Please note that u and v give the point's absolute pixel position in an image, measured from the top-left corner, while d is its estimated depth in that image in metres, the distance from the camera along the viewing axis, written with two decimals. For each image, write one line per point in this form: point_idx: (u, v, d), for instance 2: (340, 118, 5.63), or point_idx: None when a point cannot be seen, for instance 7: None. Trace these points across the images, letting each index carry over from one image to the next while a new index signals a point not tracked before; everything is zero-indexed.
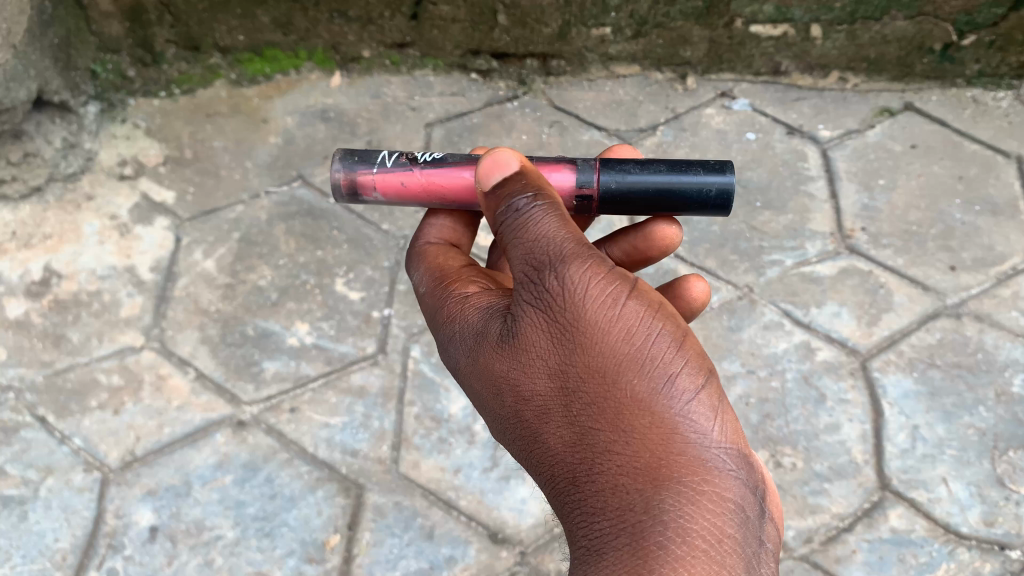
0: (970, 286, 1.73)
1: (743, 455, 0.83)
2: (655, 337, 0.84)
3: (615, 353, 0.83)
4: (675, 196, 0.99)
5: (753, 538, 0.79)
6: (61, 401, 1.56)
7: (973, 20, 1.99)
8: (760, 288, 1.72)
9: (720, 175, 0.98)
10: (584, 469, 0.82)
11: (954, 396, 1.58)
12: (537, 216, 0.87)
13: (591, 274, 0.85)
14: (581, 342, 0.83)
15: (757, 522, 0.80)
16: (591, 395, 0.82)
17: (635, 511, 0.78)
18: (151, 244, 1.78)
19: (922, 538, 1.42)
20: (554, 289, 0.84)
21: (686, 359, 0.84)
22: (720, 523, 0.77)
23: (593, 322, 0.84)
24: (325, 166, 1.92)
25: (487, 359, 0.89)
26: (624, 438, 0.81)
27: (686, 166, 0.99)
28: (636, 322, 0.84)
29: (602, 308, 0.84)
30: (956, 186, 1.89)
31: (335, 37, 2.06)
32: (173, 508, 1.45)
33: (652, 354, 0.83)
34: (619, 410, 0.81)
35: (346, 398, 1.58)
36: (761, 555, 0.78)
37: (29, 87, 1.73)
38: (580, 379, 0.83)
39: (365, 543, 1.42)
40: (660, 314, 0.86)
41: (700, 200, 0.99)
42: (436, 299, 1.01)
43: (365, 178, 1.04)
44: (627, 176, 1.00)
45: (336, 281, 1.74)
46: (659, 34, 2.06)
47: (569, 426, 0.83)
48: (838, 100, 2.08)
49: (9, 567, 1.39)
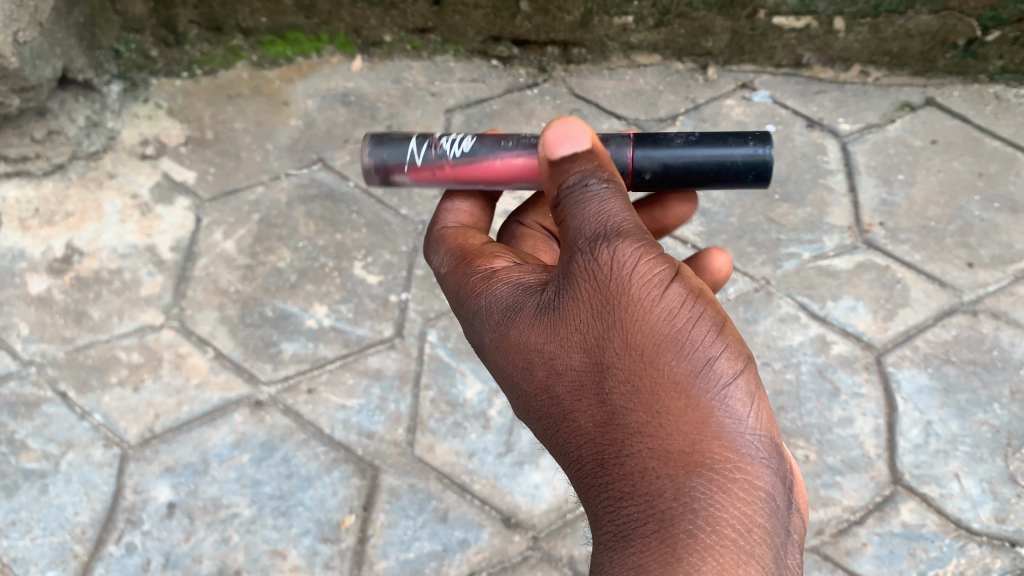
0: (987, 284, 1.72)
1: (775, 444, 0.82)
2: (697, 319, 0.84)
3: (656, 332, 0.83)
4: (714, 176, 0.96)
5: (782, 529, 0.78)
6: (82, 377, 1.58)
7: (998, 15, 1.97)
8: (777, 281, 1.73)
9: (758, 152, 0.94)
10: (614, 452, 0.82)
11: (969, 392, 1.58)
12: (603, 196, 0.90)
13: (641, 253, 0.86)
14: (622, 321, 0.84)
15: (787, 512, 0.80)
16: (627, 372, 0.83)
17: (664, 497, 0.78)
18: (172, 223, 1.79)
19: (933, 533, 1.43)
20: (602, 267, 0.86)
21: (726, 343, 0.84)
22: (751, 511, 0.77)
23: (636, 301, 0.84)
24: (345, 150, 1.93)
25: (524, 335, 0.91)
26: (658, 419, 0.81)
27: (724, 141, 0.95)
28: (680, 305, 0.84)
29: (647, 288, 0.84)
30: (976, 183, 1.89)
31: (358, 21, 2.06)
32: (191, 485, 1.47)
33: (694, 336, 0.83)
34: (655, 389, 0.81)
35: (363, 380, 1.60)
36: (787, 546, 0.79)
37: (54, 66, 1.75)
38: (619, 358, 0.83)
39: (380, 524, 1.44)
40: (702, 298, 0.86)
41: (739, 177, 0.95)
42: (462, 272, 1.02)
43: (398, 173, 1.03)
44: (661, 156, 0.97)
45: (354, 264, 1.75)
46: (681, 24, 2.06)
47: (601, 405, 0.84)
48: (859, 93, 2.07)
49: (29, 539, 1.42)
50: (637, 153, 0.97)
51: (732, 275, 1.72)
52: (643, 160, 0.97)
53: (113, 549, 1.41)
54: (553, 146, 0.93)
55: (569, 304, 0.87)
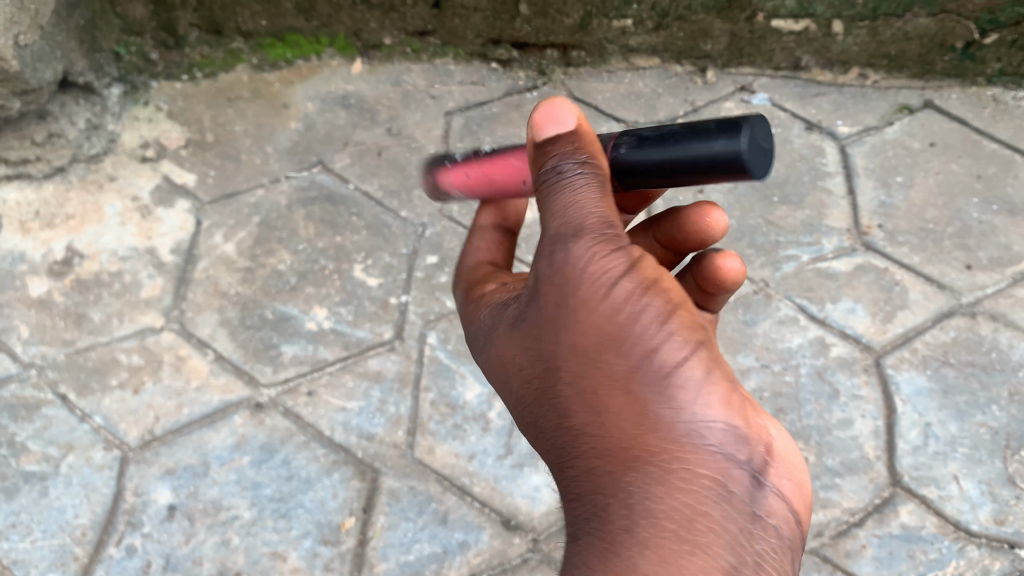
0: (986, 285, 1.73)
1: (731, 432, 0.80)
2: (640, 313, 0.84)
3: (594, 329, 0.85)
4: (675, 166, 0.82)
5: (733, 518, 0.76)
6: (82, 379, 1.58)
7: (995, 18, 1.98)
8: (776, 283, 1.73)
9: (721, 147, 0.77)
10: (566, 454, 0.87)
11: (968, 394, 1.59)
12: (578, 184, 0.87)
13: (586, 243, 0.86)
14: (563, 322, 0.87)
15: (751, 500, 0.78)
16: (572, 376, 0.86)
17: (605, 493, 0.82)
18: (172, 226, 1.79)
19: (932, 535, 1.44)
20: (548, 267, 0.88)
21: (670, 330, 0.83)
22: (688, 501, 0.77)
23: (577, 300, 0.86)
24: (345, 153, 1.94)
25: (494, 344, 0.97)
26: (601, 420, 0.84)
27: (692, 134, 0.80)
28: (618, 298, 0.85)
29: (586, 285, 0.86)
30: (974, 185, 1.89)
31: (357, 24, 2.07)
32: (191, 487, 1.48)
33: (632, 329, 0.84)
34: (598, 391, 0.84)
35: (363, 382, 1.60)
36: (751, 533, 0.76)
37: (55, 69, 1.75)
38: (562, 359, 0.87)
39: (380, 526, 1.44)
40: (650, 288, 0.86)
41: (711, 176, 0.80)
42: (465, 300, 1.10)
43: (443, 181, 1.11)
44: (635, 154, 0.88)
45: (354, 266, 1.75)
46: (680, 27, 2.06)
47: (556, 409, 0.88)
48: (857, 96, 2.07)
49: (30, 542, 1.42)
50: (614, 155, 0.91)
51: None
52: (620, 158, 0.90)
53: (113, 551, 1.41)
54: (540, 128, 0.91)
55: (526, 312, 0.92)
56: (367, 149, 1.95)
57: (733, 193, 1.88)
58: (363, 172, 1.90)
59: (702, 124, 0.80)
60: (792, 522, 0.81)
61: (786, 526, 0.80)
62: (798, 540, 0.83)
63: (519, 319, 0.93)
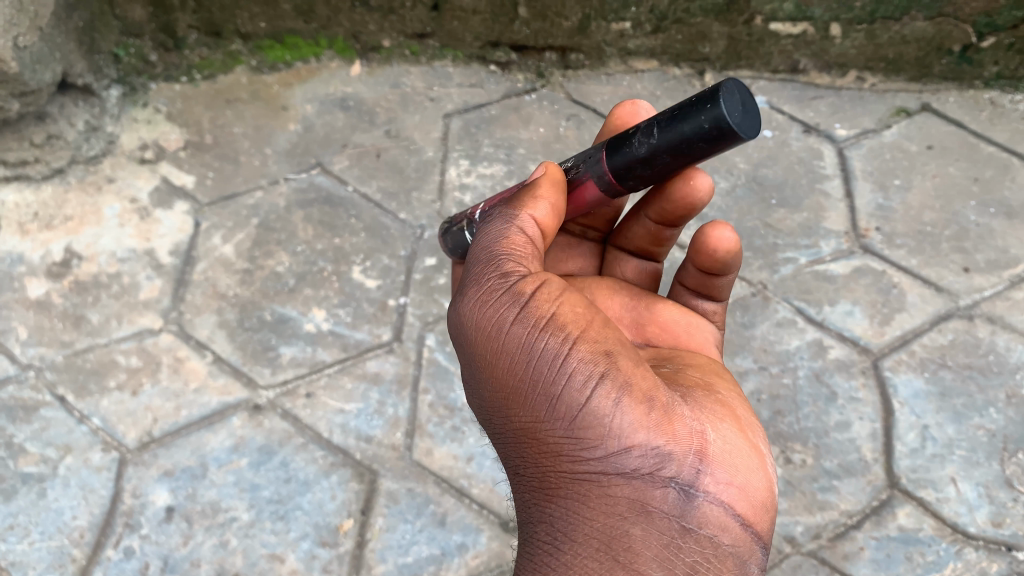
0: (983, 288, 1.73)
1: (642, 457, 0.91)
2: (544, 362, 0.95)
3: (505, 382, 0.98)
4: (684, 143, 0.91)
5: (653, 535, 0.90)
6: (80, 381, 1.58)
7: (993, 22, 1.98)
8: (774, 286, 1.73)
9: (703, 112, 0.88)
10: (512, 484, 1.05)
11: (965, 397, 1.59)
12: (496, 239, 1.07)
13: (495, 304, 1.00)
14: (483, 378, 1.01)
15: (674, 514, 0.91)
16: (504, 424, 1.00)
17: (536, 523, 0.98)
18: (170, 227, 1.79)
19: (930, 537, 1.44)
20: (468, 329, 1.02)
21: (569, 371, 0.94)
22: (605, 526, 0.92)
23: (491, 357, 0.99)
24: (344, 155, 1.94)
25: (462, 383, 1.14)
26: (531, 460, 0.98)
27: (675, 116, 0.91)
28: (519, 349, 0.97)
29: (494, 343, 0.99)
30: (971, 188, 1.90)
31: (356, 26, 2.07)
32: (189, 489, 1.48)
33: (539, 376, 0.95)
34: (522, 435, 0.98)
35: (361, 384, 1.60)
36: (674, 545, 0.90)
37: (54, 70, 1.75)
38: (489, 410, 1.02)
39: (378, 528, 1.44)
40: (547, 328, 0.96)
41: (709, 141, 0.89)
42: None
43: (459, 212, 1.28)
44: (630, 156, 0.98)
45: (353, 268, 1.75)
46: (678, 29, 2.07)
47: (503, 449, 1.03)
48: (855, 99, 2.08)
49: (28, 544, 1.42)
50: (608, 164, 1.02)
51: None
52: (614, 165, 1.01)
53: (111, 553, 1.41)
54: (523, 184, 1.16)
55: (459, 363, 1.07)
56: (366, 151, 1.95)
57: (731, 195, 1.88)
58: (362, 174, 1.91)
59: (682, 110, 0.90)
60: (728, 526, 0.91)
61: (721, 529, 0.91)
62: (753, 536, 0.93)
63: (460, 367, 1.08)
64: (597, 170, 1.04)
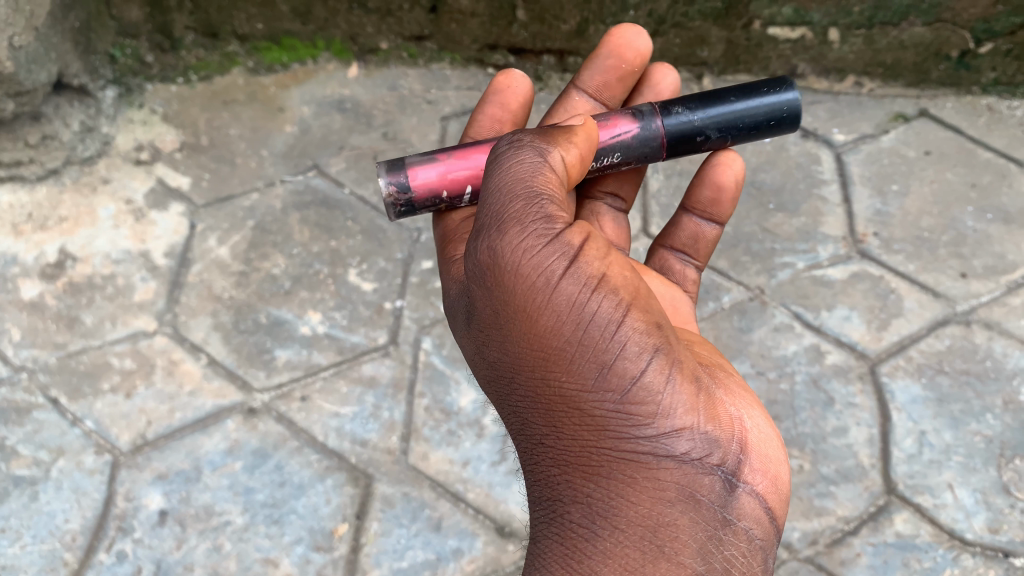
0: (981, 294, 1.73)
1: (692, 437, 0.95)
2: (596, 324, 0.94)
3: (547, 343, 0.95)
4: (756, 117, 1.17)
5: (697, 522, 0.93)
6: (74, 383, 1.57)
7: (991, 28, 1.99)
8: (771, 290, 1.73)
9: (783, 97, 1.17)
10: (529, 457, 1.02)
11: (963, 403, 1.59)
12: (525, 176, 1.00)
13: (539, 254, 0.96)
14: (517, 333, 0.97)
15: (718, 504, 0.94)
16: (533, 384, 0.98)
17: (564, 501, 0.98)
18: (166, 229, 1.78)
19: (927, 543, 1.43)
20: (502, 275, 0.96)
21: (624, 342, 0.94)
22: (651, 511, 0.93)
23: (530, 311, 0.95)
24: (340, 157, 1.93)
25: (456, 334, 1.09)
26: (562, 429, 0.98)
27: (753, 95, 1.17)
28: (571, 308, 0.94)
29: (538, 295, 0.95)
30: (969, 194, 1.90)
31: (354, 28, 2.06)
32: (183, 492, 1.46)
33: (590, 342, 0.94)
34: (557, 399, 0.97)
35: (357, 387, 1.59)
36: (717, 537, 0.93)
37: (50, 70, 1.75)
38: (520, 372, 0.98)
39: (374, 533, 1.44)
40: (600, 289, 0.95)
41: (777, 124, 1.18)
42: (441, 226, 1.24)
43: (422, 181, 1.16)
44: (696, 119, 1.18)
45: (349, 271, 1.74)
46: (676, 33, 2.05)
47: (521, 409, 1.01)
48: (853, 104, 2.08)
49: (19, 547, 1.41)
50: (668, 124, 1.19)
51: (726, 284, 1.72)
52: (675, 126, 1.18)
53: (104, 557, 1.40)
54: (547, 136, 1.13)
55: (476, 316, 1.01)
56: (362, 153, 1.95)
57: None
58: (359, 176, 1.90)
59: (761, 91, 1.17)
60: (763, 519, 0.97)
61: (756, 521, 0.96)
62: (778, 528, 1.00)
63: (472, 317, 1.02)
64: (654, 128, 1.19)
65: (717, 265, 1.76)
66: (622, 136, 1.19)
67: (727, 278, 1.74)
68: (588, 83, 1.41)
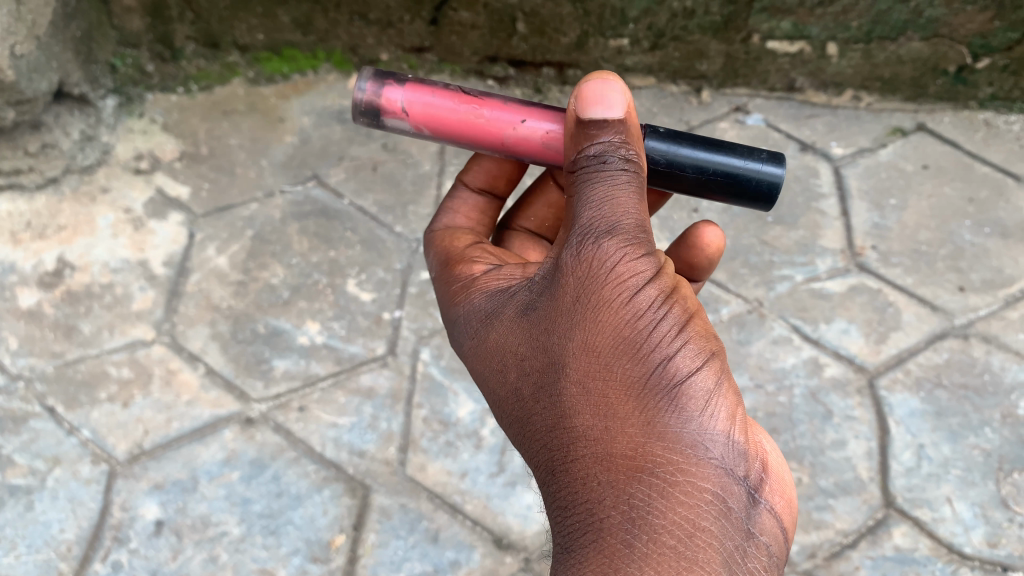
0: (978, 308, 1.74)
1: (734, 441, 0.89)
2: (661, 318, 0.92)
3: (616, 330, 0.91)
4: (726, 178, 1.01)
5: (732, 531, 0.84)
6: (71, 392, 1.56)
7: (988, 43, 2.01)
8: (770, 303, 1.73)
9: (770, 170, 1.01)
10: (562, 457, 0.91)
11: (961, 416, 1.59)
12: (619, 179, 0.94)
13: (626, 250, 0.93)
14: (581, 317, 0.92)
15: (745, 515, 0.86)
16: (583, 371, 0.91)
17: (604, 504, 0.85)
18: (165, 238, 1.78)
19: (925, 557, 1.43)
20: (579, 264, 0.94)
21: (687, 340, 0.91)
22: (693, 515, 0.83)
23: (604, 300, 0.92)
24: (340, 167, 1.94)
25: (493, 336, 1.02)
26: (606, 422, 0.89)
27: (737, 154, 1.02)
28: (642, 300, 0.92)
29: (612, 283, 0.92)
30: (967, 208, 1.91)
31: (354, 39, 2.07)
32: (180, 502, 1.46)
33: (656, 333, 0.91)
34: (609, 387, 0.90)
35: (355, 398, 1.59)
36: (742, 548, 0.84)
37: (51, 79, 1.75)
38: (575, 358, 0.92)
39: (371, 544, 1.43)
40: (672, 293, 0.94)
41: (746, 191, 1.02)
42: (440, 253, 1.20)
43: (391, 97, 1.02)
44: (676, 152, 1.03)
45: (348, 281, 1.75)
46: (676, 47, 2.07)
47: (558, 405, 0.92)
48: (851, 118, 2.09)
49: (14, 557, 1.39)
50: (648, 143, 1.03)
51: (725, 297, 1.73)
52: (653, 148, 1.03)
53: (99, 567, 1.39)
54: (587, 104, 0.93)
55: (538, 310, 0.97)
56: (362, 163, 1.95)
57: (727, 213, 1.88)
58: (359, 187, 1.90)
59: (749, 151, 1.02)
60: (781, 541, 0.89)
61: (775, 540, 0.88)
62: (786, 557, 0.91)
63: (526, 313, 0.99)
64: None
65: (715, 277, 1.76)
66: None
67: (725, 290, 1.74)
68: None
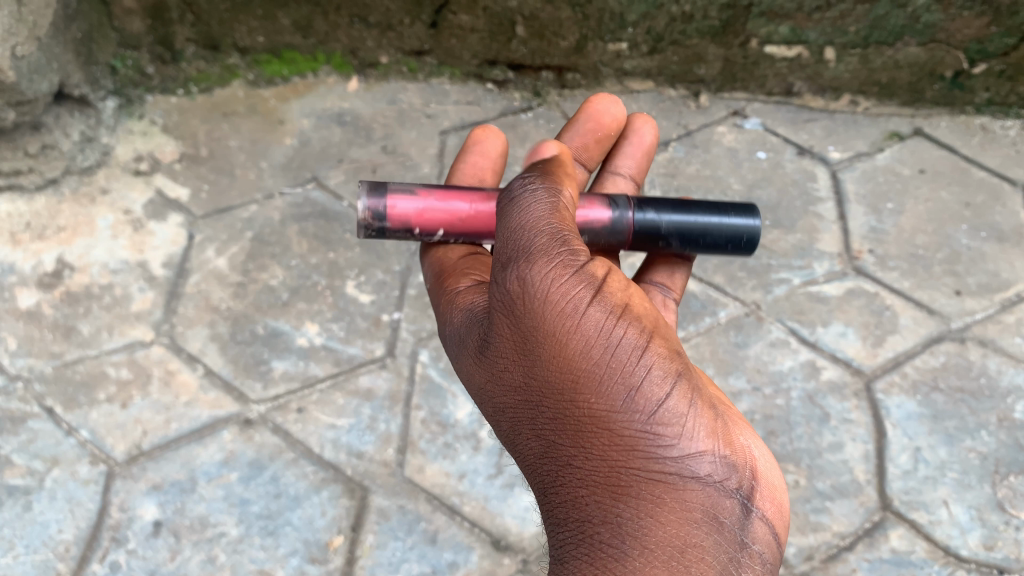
0: (974, 311, 1.74)
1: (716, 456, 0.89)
2: (617, 346, 0.91)
3: (576, 363, 0.91)
4: (711, 233, 1.14)
5: (725, 544, 0.85)
6: (69, 393, 1.56)
7: (984, 49, 2.02)
8: (768, 306, 1.74)
9: (747, 222, 1.14)
10: (551, 481, 0.93)
11: (957, 419, 1.59)
12: (535, 203, 0.99)
13: (558, 282, 0.92)
14: (541, 355, 0.92)
15: (738, 527, 0.87)
16: (556, 407, 0.92)
17: (594, 523, 0.88)
18: (164, 239, 1.79)
19: (922, 560, 1.43)
20: (523, 303, 0.92)
21: (649, 363, 0.91)
22: (681, 534, 0.84)
23: (556, 334, 0.91)
24: (339, 169, 1.94)
25: (468, 371, 1.03)
26: (586, 451, 0.90)
27: (717, 211, 1.14)
28: (597, 332, 0.91)
29: (566, 320, 0.91)
30: (963, 212, 1.92)
31: (354, 42, 2.08)
32: (178, 503, 1.46)
33: (615, 364, 0.90)
34: (581, 419, 0.91)
35: (354, 399, 1.59)
36: (736, 559, 0.85)
37: (52, 80, 1.75)
38: (545, 393, 0.92)
39: (369, 545, 1.43)
40: (625, 316, 0.93)
41: (731, 243, 1.14)
42: (433, 263, 1.20)
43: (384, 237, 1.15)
44: (665, 219, 1.14)
45: (347, 283, 1.75)
46: (674, 51, 2.08)
47: (538, 439, 0.94)
48: (849, 122, 2.10)
49: (11, 557, 1.39)
50: (637, 215, 1.13)
51: (722, 300, 1.73)
52: (644, 219, 1.13)
53: (97, 567, 1.39)
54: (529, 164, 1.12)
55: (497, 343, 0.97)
56: (361, 166, 1.96)
57: None
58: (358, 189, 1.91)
59: (725, 209, 1.15)
60: (775, 546, 0.90)
61: (768, 546, 0.89)
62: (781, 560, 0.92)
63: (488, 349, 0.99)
64: (624, 217, 1.13)
65: (713, 280, 1.77)
66: (595, 220, 1.12)
67: (723, 293, 1.75)
68: (572, 142, 1.37)
